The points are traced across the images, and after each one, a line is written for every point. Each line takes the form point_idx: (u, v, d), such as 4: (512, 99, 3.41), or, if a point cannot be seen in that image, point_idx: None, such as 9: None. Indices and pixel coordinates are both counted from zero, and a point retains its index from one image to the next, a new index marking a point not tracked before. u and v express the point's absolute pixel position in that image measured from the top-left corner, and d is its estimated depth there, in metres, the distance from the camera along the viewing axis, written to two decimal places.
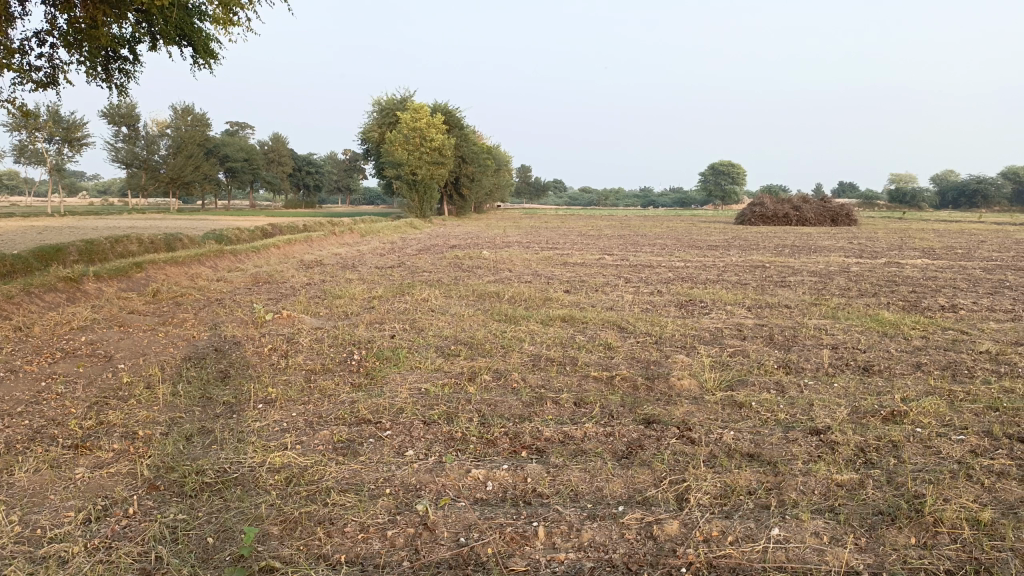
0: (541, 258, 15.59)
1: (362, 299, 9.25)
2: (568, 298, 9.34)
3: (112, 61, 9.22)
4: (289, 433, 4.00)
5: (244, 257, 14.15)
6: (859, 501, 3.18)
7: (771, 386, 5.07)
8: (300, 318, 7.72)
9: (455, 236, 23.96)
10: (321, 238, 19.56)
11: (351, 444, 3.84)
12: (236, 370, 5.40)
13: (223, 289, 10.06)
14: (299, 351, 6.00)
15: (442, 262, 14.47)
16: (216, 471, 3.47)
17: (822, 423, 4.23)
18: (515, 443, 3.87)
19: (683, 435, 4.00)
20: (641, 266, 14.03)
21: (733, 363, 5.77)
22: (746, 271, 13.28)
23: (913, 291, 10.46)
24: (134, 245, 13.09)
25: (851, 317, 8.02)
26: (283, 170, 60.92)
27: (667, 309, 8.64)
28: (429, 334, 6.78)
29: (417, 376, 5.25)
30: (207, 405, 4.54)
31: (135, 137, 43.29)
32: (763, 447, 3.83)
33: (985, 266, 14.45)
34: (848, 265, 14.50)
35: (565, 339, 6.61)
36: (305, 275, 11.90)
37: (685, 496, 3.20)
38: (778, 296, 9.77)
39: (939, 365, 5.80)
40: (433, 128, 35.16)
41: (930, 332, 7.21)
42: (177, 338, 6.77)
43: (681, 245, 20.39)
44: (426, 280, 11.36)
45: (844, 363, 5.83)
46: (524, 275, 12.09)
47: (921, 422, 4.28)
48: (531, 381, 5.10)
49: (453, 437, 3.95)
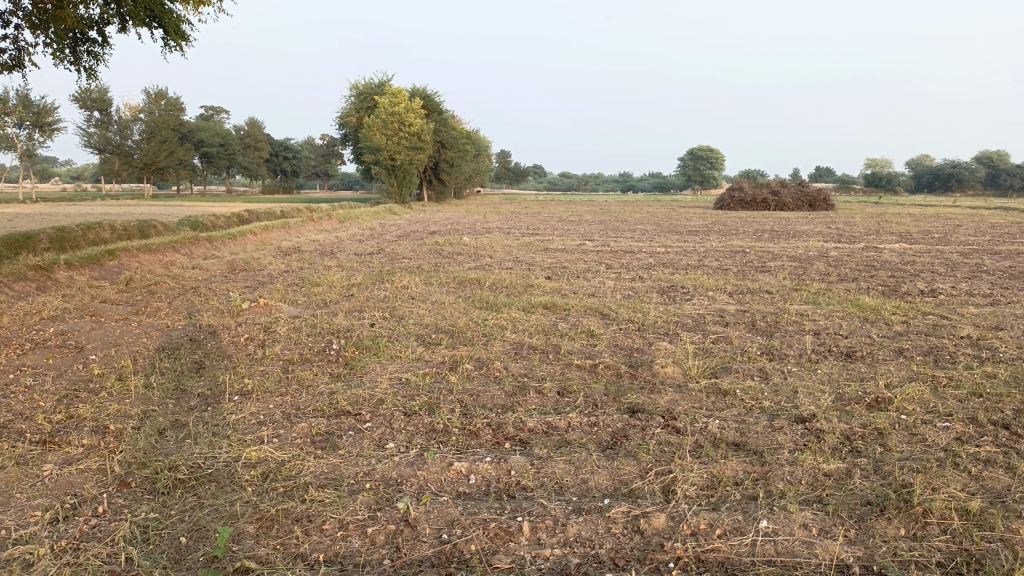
0: (521, 243, 15.50)
1: (341, 286, 9.12)
2: (550, 285, 9.26)
3: (80, 44, 8.97)
4: (266, 426, 3.90)
5: (220, 244, 13.92)
6: (847, 491, 3.15)
7: (755, 373, 5.03)
8: (277, 306, 7.58)
9: (435, 221, 23.79)
10: (299, 224, 19.30)
11: (330, 437, 3.75)
12: (211, 360, 5.27)
13: (198, 276, 9.87)
14: (276, 341, 5.88)
15: (422, 248, 14.32)
16: (190, 466, 3.36)
17: (807, 410, 4.20)
18: (498, 434, 3.80)
19: (668, 424, 3.95)
20: (622, 252, 14.00)
21: (717, 350, 5.73)
22: (726, 256, 13.29)
23: (892, 276, 10.50)
24: (107, 232, 12.81)
25: (833, 302, 8.02)
26: (260, 155, 60.16)
27: (649, 295, 8.60)
28: (409, 323, 6.68)
29: (397, 365, 5.16)
30: (181, 398, 4.42)
31: (108, 122, 42.55)
32: (749, 436, 3.79)
33: (961, 251, 14.60)
34: (827, 250, 14.57)
35: (547, 326, 6.55)
36: (283, 263, 11.72)
37: (671, 487, 3.15)
38: (759, 281, 9.78)
39: (921, 350, 5.81)
40: (412, 113, 34.82)
41: (910, 317, 7.24)
42: (150, 328, 6.61)
43: (662, 230, 20.42)
44: (406, 267, 11.24)
45: (827, 349, 5.81)
46: (505, 261, 12.01)
47: (905, 409, 4.27)
48: (513, 370, 5.02)
49: (434, 429, 3.87)
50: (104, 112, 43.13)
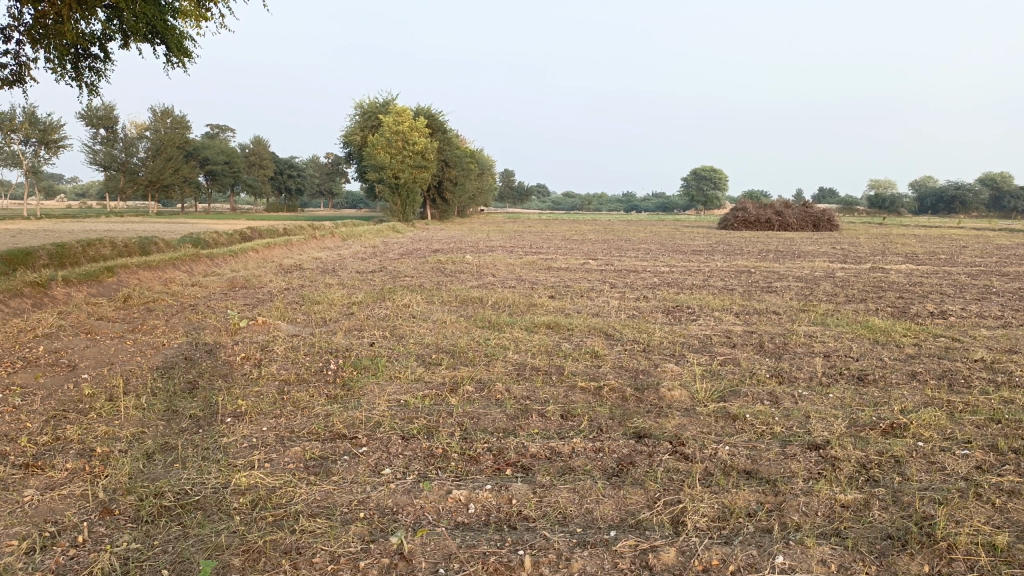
0: (525, 262, 15.38)
1: (341, 305, 8.99)
2: (553, 304, 9.12)
3: (81, 60, 8.92)
4: (258, 450, 3.76)
5: (221, 262, 13.82)
6: (866, 524, 2.99)
7: (765, 396, 4.88)
8: (276, 324, 7.45)
9: (438, 240, 23.70)
10: (301, 242, 19.20)
11: (324, 462, 3.60)
12: (205, 380, 5.13)
13: (197, 294, 9.75)
14: (273, 361, 5.74)
15: (424, 266, 14.20)
16: (177, 493, 3.21)
17: (820, 437, 4.05)
18: (499, 460, 3.65)
19: (676, 451, 3.79)
20: (626, 271, 13.86)
21: (725, 372, 5.58)
22: (732, 276, 13.13)
23: (901, 297, 10.34)
24: (107, 248, 12.71)
25: (841, 324, 7.86)
26: (264, 173, 60.33)
27: (654, 315, 8.46)
28: (409, 342, 6.54)
29: (396, 387, 5.01)
30: (172, 420, 4.28)
31: (113, 140, 42.71)
32: (760, 463, 3.63)
33: (969, 272, 14.45)
34: (834, 270, 14.42)
35: (550, 346, 6.40)
36: (284, 281, 11.60)
37: (681, 519, 2.99)
38: (765, 302, 9.64)
39: (935, 374, 5.64)
40: (416, 132, 34.87)
41: (923, 339, 7.07)
42: (145, 346, 6.47)
43: (666, 250, 20.28)
44: (408, 285, 11.11)
45: (838, 372, 5.65)
46: (508, 280, 11.88)
47: (923, 435, 4.11)
48: (516, 392, 4.87)
49: (432, 454, 3.72)
50: (109, 129, 43.30)
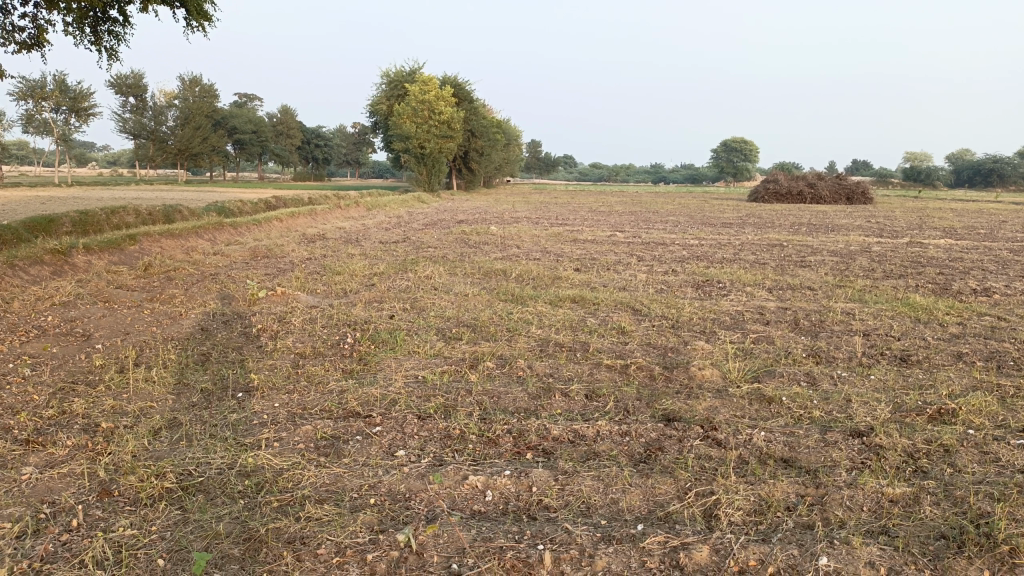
0: (551, 234, 15.11)
1: (363, 276, 8.81)
2: (578, 277, 8.87)
3: (100, 23, 8.76)
4: (268, 428, 3.59)
5: (244, 230, 13.72)
6: (916, 521, 2.76)
7: (801, 378, 4.63)
8: (295, 295, 7.29)
9: (463, 211, 23.44)
10: (326, 212, 19.08)
11: (336, 442, 3.43)
12: (219, 352, 4.99)
13: (218, 263, 9.65)
14: (289, 333, 5.58)
15: (448, 237, 14.00)
16: (180, 474, 3.06)
17: (863, 423, 3.79)
18: (519, 443, 3.45)
19: (707, 436, 3.56)
20: (654, 244, 13.54)
21: (758, 351, 5.32)
22: (763, 250, 12.77)
23: (941, 273, 9.91)
24: (131, 216, 12.68)
25: (881, 301, 7.52)
26: (291, 142, 60.36)
27: (684, 289, 8.19)
28: (430, 315, 6.35)
29: (414, 362, 4.83)
30: (182, 394, 4.14)
31: (142, 108, 42.88)
32: (799, 451, 3.40)
33: (1011, 247, 13.91)
34: (870, 245, 13.95)
35: (575, 321, 6.17)
36: (306, 250, 11.47)
37: (714, 512, 2.78)
38: (799, 276, 9.31)
39: (982, 355, 5.32)
40: (443, 101, 34.47)
41: (967, 318, 6.73)
42: (162, 316, 6.35)
43: (695, 222, 19.87)
44: (431, 256, 10.92)
45: (878, 352, 5.36)
46: (533, 252, 11.62)
47: (974, 423, 3.83)
48: (538, 369, 4.67)
49: (449, 435, 3.53)
50: (138, 98, 43.41)
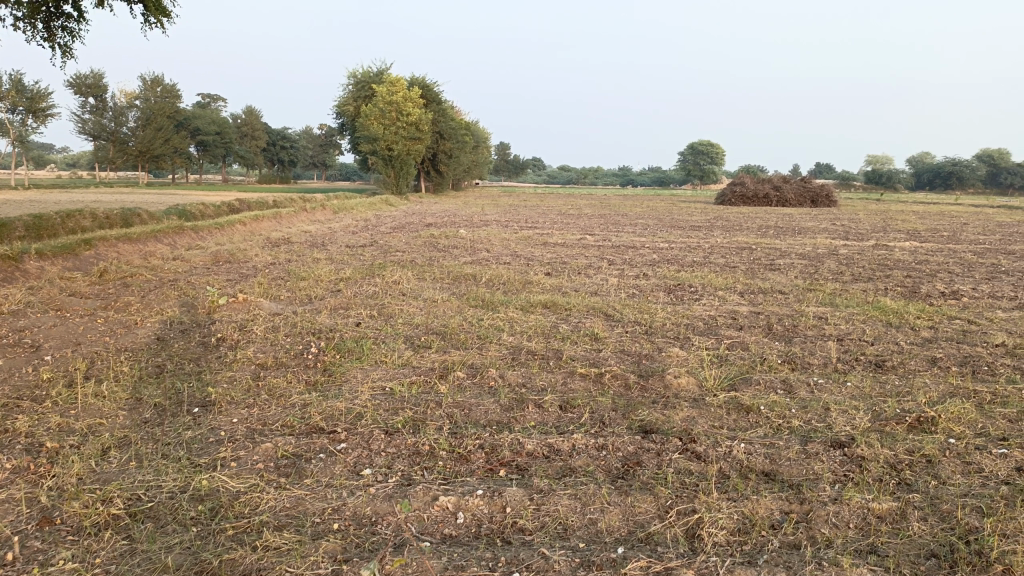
0: (520, 237, 14.98)
1: (328, 281, 8.59)
2: (549, 282, 8.73)
3: (54, 19, 8.44)
4: (225, 446, 3.40)
5: (206, 234, 13.36)
6: (904, 539, 2.66)
7: (778, 385, 4.54)
8: (257, 301, 7.05)
9: (432, 214, 23.24)
10: (291, 214, 18.73)
11: (297, 461, 3.24)
12: (175, 364, 4.76)
13: (178, 268, 9.35)
14: (251, 342, 5.35)
15: (416, 241, 13.80)
16: (129, 499, 2.86)
17: (844, 433, 3.71)
18: (491, 459, 3.30)
19: (686, 449, 3.44)
20: (624, 247, 13.48)
21: (733, 357, 5.23)
22: (733, 253, 12.77)
23: (909, 276, 9.96)
24: (88, 220, 12.27)
25: (852, 305, 7.50)
26: (256, 144, 59.52)
27: (656, 293, 8.10)
28: (398, 322, 6.16)
29: (381, 372, 4.64)
30: (134, 410, 3.91)
31: (102, 109, 41.92)
32: (780, 464, 3.29)
33: (974, 250, 14.10)
34: (837, 248, 14.04)
35: (547, 328, 6.04)
36: (270, 255, 11.19)
37: (696, 532, 2.65)
38: (769, 280, 9.29)
39: (956, 360, 5.30)
40: (411, 102, 34.20)
41: (938, 322, 6.73)
42: (117, 325, 6.09)
43: (664, 225, 19.89)
44: (399, 260, 10.72)
45: (853, 358, 5.30)
46: (503, 256, 11.47)
47: (954, 431, 3.76)
48: (510, 379, 4.52)
49: (418, 452, 3.36)
50: (98, 98, 42.44)
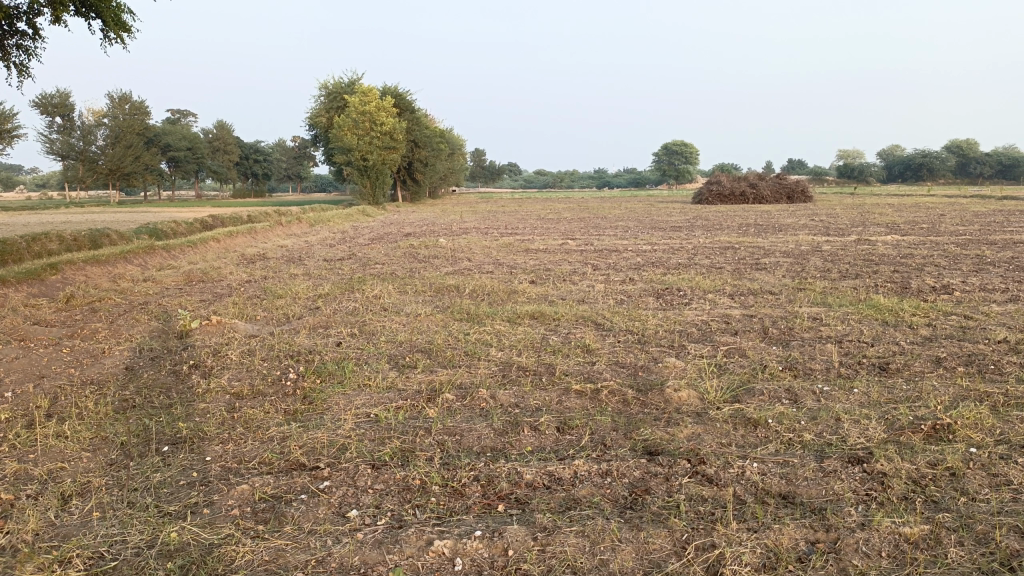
0: (501, 244, 14.74)
1: (306, 298, 8.29)
2: (534, 291, 8.49)
3: (8, 37, 8.09)
4: (197, 490, 3.12)
5: (179, 253, 12.97)
6: (942, 568, 2.45)
7: (784, 395, 4.33)
8: (232, 323, 6.73)
9: (410, 223, 22.93)
10: (266, 229, 18.36)
11: (276, 504, 2.97)
12: (144, 397, 4.46)
13: (149, 290, 9.00)
14: (224, 369, 5.06)
15: (396, 252, 13.51)
16: (89, 558, 2.57)
17: (860, 447, 3.50)
18: (489, 493, 3.05)
19: (696, 471, 3.21)
20: (607, 251, 13.28)
21: (733, 365, 5.02)
22: (717, 254, 12.62)
23: (897, 272, 9.84)
24: (54, 242, 11.84)
25: (844, 304, 7.33)
26: (229, 158, 58.78)
27: (645, 299, 7.89)
28: (380, 341, 5.88)
29: (364, 397, 4.37)
30: (99, 451, 3.62)
31: (69, 128, 41.16)
32: (798, 485, 3.07)
33: (957, 242, 14.04)
34: (820, 244, 13.95)
35: (537, 340, 5.80)
36: (245, 272, 10.86)
37: (718, 571, 2.42)
38: (758, 280, 9.12)
39: (961, 360, 5.12)
40: (384, 111, 33.84)
41: (934, 318, 6.57)
42: (83, 355, 5.76)
43: (645, 227, 19.76)
44: (379, 273, 10.44)
45: (856, 361, 5.11)
46: (485, 264, 11.22)
47: (974, 439, 3.58)
48: (502, 400, 4.26)
49: (408, 487, 3.10)
50: (66, 117, 41.64)
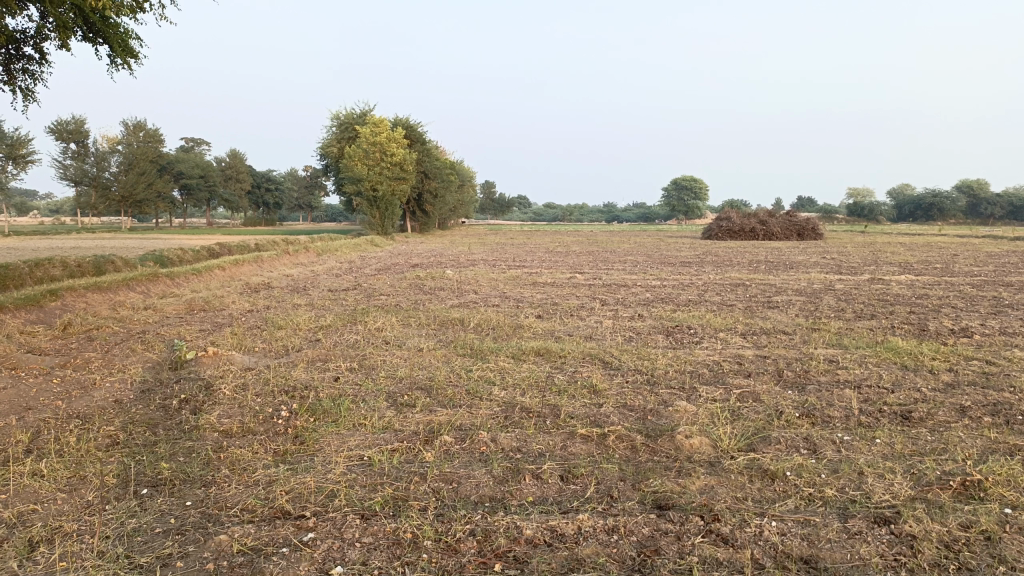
0: (508, 277, 14.59)
1: (307, 330, 8.11)
2: (541, 326, 8.29)
3: (15, 61, 8.05)
4: (172, 541, 2.89)
5: (182, 281, 12.87)
6: None
7: (802, 444, 4.09)
8: (229, 354, 6.54)
9: (417, 254, 22.83)
10: (273, 258, 18.28)
11: (255, 559, 2.74)
12: (129, 433, 4.25)
13: (148, 319, 8.85)
14: (215, 405, 4.85)
15: (402, 283, 13.36)
16: None
17: (885, 504, 3.26)
18: (485, 550, 2.81)
19: (709, 530, 2.98)
20: (616, 286, 13.10)
21: (747, 410, 4.78)
22: (728, 290, 12.42)
23: (912, 312, 9.60)
24: (57, 269, 11.75)
25: (861, 346, 7.09)
26: (241, 187, 59.20)
27: (655, 337, 7.67)
28: (379, 377, 5.67)
29: (359, 438, 4.15)
30: (74, 493, 3.41)
31: (84, 154, 41.57)
32: (821, 549, 2.83)
33: (972, 282, 13.81)
34: (833, 282, 13.73)
35: (542, 379, 5.58)
36: (248, 302, 10.70)
37: None
38: (770, 319, 8.90)
39: (988, 409, 4.87)
40: (394, 143, 34.02)
41: (956, 363, 6.32)
42: (73, 386, 5.58)
43: (654, 262, 19.59)
44: (383, 305, 10.27)
45: (876, 409, 4.86)
46: (492, 298, 11.03)
47: (1009, 499, 3.33)
48: (503, 444, 4.04)
49: (399, 541, 2.87)
50: (80, 143, 42.07)
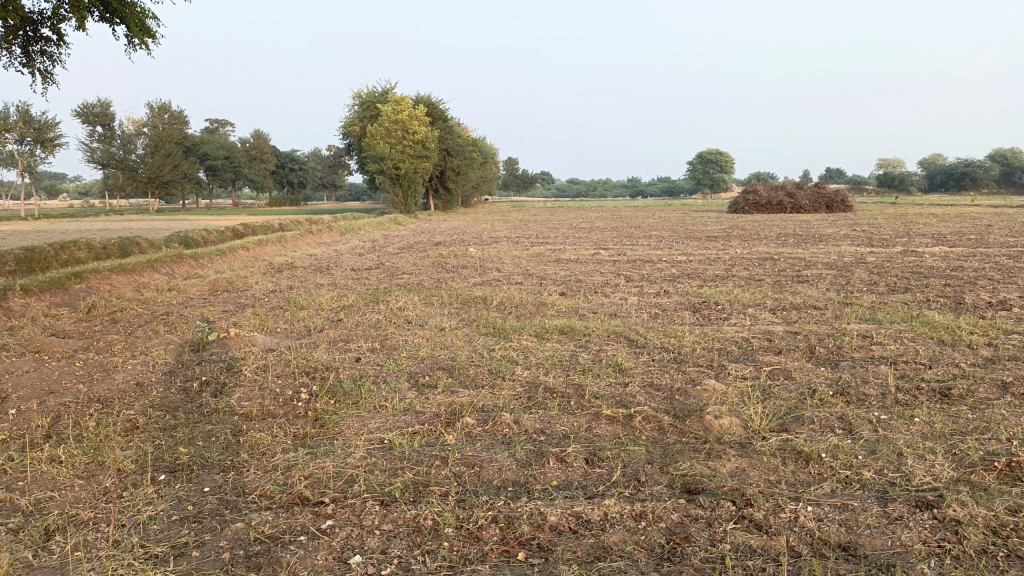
0: (532, 254, 14.45)
1: (329, 310, 8.05)
2: (565, 303, 8.15)
3: (33, 43, 8.00)
4: (189, 529, 2.83)
5: (207, 262, 12.90)
6: None
7: (837, 424, 3.93)
8: (250, 335, 6.49)
9: (440, 232, 22.77)
10: (297, 238, 18.30)
11: (272, 547, 2.68)
12: (149, 417, 4.22)
13: (172, 301, 8.85)
14: (236, 387, 4.80)
15: (425, 261, 13.28)
16: None
17: (927, 488, 3.11)
18: (508, 538, 2.72)
19: (742, 516, 2.85)
20: (640, 262, 12.91)
21: (779, 389, 4.63)
22: (756, 264, 12.18)
23: (948, 285, 9.32)
24: (83, 251, 11.82)
25: (896, 321, 6.87)
26: (265, 167, 59.44)
27: (681, 313, 7.51)
28: (400, 357, 5.59)
29: (379, 421, 4.07)
30: (92, 479, 3.37)
31: (110, 137, 41.90)
32: (860, 536, 2.70)
33: (1009, 253, 13.41)
34: (864, 255, 13.40)
35: (566, 358, 5.46)
36: (271, 282, 10.69)
37: None
38: (800, 294, 8.68)
39: None
40: (416, 120, 33.78)
41: (995, 337, 6.10)
42: (95, 369, 5.57)
43: (679, 237, 19.31)
44: (406, 284, 10.20)
45: (914, 386, 4.68)
46: (515, 275, 10.90)
47: None
48: (527, 426, 3.94)
49: (419, 529, 2.79)
50: (107, 127, 42.39)
